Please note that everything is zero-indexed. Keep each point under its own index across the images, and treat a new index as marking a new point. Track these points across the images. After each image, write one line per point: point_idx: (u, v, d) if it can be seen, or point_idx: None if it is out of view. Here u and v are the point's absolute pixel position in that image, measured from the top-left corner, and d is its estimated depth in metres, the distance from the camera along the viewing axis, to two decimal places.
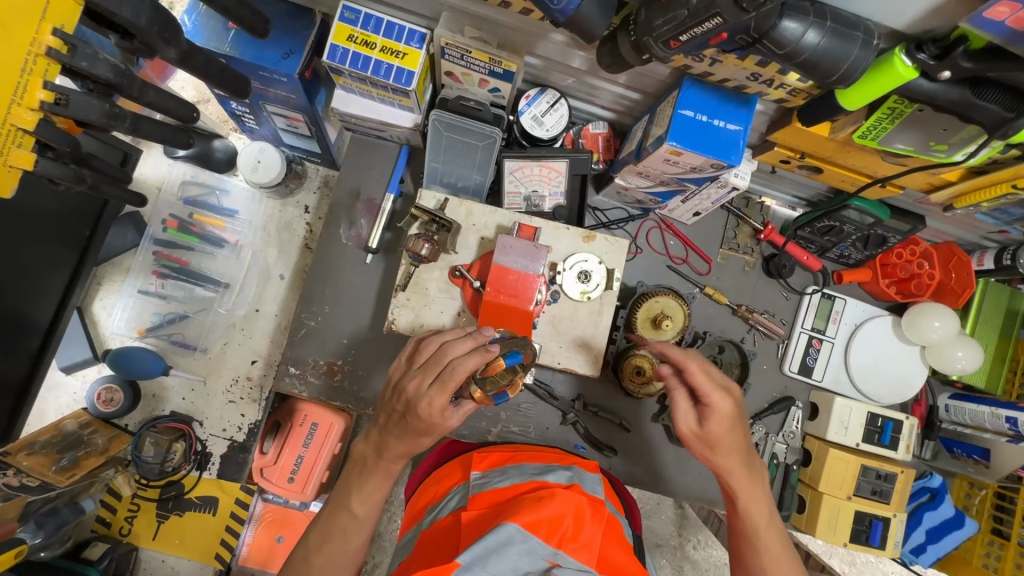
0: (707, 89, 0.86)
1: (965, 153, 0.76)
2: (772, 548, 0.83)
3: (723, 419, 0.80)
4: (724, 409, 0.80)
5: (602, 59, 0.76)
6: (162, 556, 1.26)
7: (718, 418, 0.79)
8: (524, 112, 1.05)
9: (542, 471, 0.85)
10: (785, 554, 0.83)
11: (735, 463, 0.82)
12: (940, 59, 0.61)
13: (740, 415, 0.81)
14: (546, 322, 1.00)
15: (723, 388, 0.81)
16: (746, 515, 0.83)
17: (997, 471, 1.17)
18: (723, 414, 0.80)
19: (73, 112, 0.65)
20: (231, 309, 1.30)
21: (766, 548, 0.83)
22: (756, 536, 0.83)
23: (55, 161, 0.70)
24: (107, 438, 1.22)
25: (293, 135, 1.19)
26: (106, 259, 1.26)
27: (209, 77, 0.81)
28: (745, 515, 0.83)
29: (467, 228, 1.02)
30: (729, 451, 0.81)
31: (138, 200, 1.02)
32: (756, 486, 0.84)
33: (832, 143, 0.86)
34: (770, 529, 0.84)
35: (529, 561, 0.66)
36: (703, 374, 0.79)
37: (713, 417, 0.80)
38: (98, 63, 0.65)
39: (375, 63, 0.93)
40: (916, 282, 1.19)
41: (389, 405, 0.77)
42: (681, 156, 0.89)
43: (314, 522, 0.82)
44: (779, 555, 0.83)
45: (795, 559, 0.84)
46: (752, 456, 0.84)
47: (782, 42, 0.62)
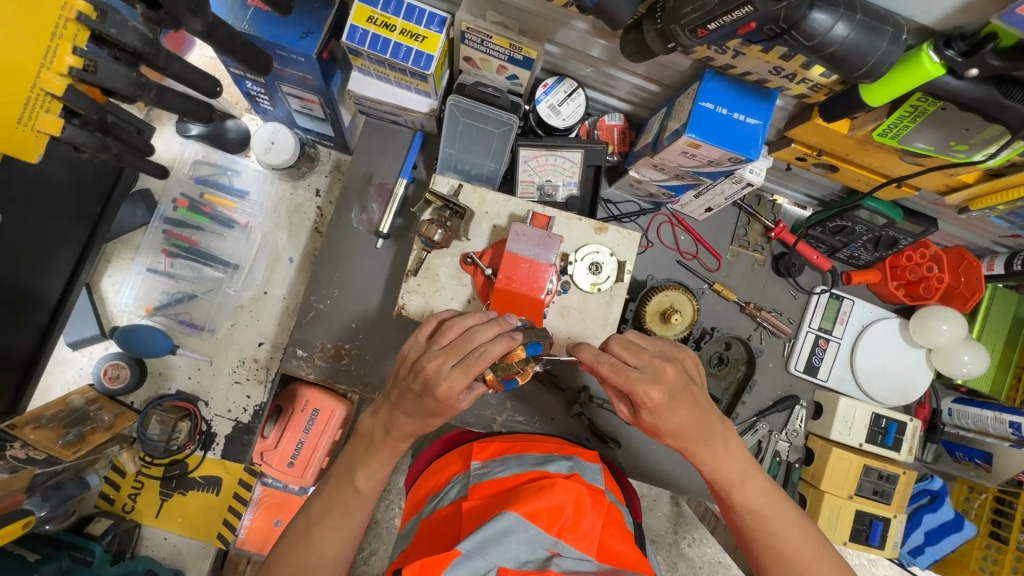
0: (728, 82, 0.86)
1: (985, 153, 0.76)
2: (751, 503, 0.80)
3: (656, 411, 0.74)
4: (653, 402, 0.73)
5: (625, 47, 0.77)
6: (164, 534, 1.26)
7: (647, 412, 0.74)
8: (541, 100, 1.05)
9: (543, 462, 0.85)
10: (768, 506, 0.80)
11: (689, 436, 0.77)
12: (968, 56, 0.62)
13: (674, 399, 0.74)
14: (556, 312, 1.00)
15: (652, 376, 0.74)
16: (716, 476, 0.79)
17: (998, 475, 1.17)
18: (655, 404, 0.74)
19: (100, 79, 0.66)
20: (240, 291, 1.30)
21: (745, 504, 0.80)
22: (731, 492, 0.80)
23: (80, 127, 0.71)
24: (113, 414, 1.22)
25: (307, 117, 1.19)
26: (115, 236, 1.26)
27: (232, 52, 0.81)
28: (716, 475, 0.79)
29: (479, 215, 1.01)
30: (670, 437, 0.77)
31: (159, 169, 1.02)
32: (717, 448, 0.78)
33: (850, 141, 0.86)
34: (747, 484, 0.80)
35: (529, 550, 0.66)
36: (623, 375, 0.73)
37: (646, 408, 0.75)
38: (127, 31, 0.66)
39: (394, 45, 0.92)
40: (924, 286, 1.20)
41: (404, 384, 0.77)
42: (699, 148, 0.88)
43: (317, 494, 0.82)
44: (761, 508, 0.80)
45: (780, 508, 0.80)
46: (706, 425, 0.77)
47: (811, 34, 0.61)
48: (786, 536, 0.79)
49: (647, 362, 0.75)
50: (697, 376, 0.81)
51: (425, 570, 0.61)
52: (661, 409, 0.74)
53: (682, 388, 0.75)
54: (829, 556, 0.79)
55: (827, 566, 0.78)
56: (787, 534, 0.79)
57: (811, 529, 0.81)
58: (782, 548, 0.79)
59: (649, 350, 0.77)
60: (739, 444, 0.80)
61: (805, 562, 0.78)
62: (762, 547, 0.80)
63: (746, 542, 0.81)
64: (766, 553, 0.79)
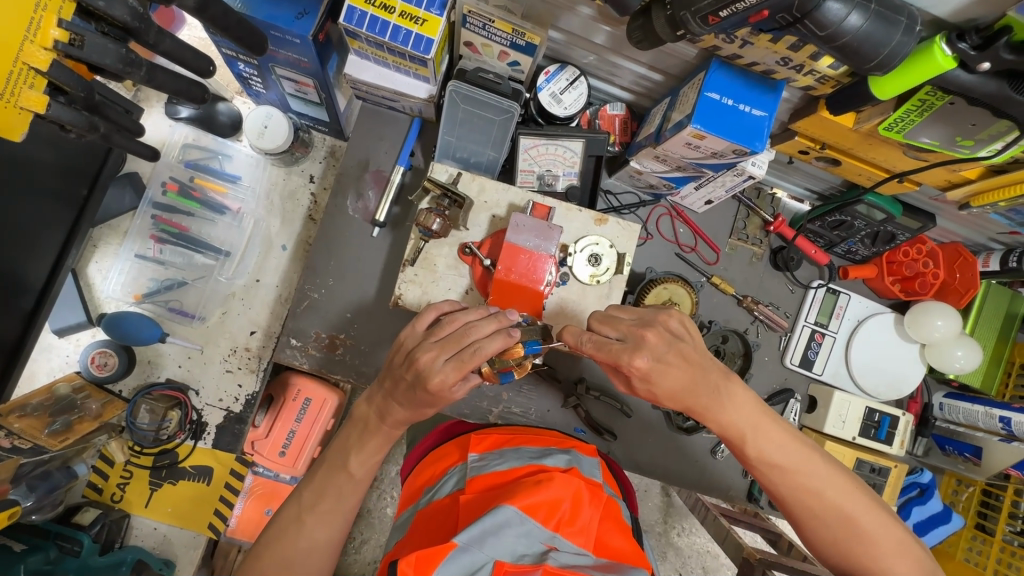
0: (734, 72, 0.84)
1: (990, 149, 0.76)
2: (770, 458, 0.76)
3: (646, 378, 0.74)
4: (643, 370, 0.73)
5: (632, 34, 0.75)
6: (154, 524, 1.24)
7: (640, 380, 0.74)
8: (543, 88, 1.03)
9: (541, 455, 0.84)
10: (789, 459, 0.76)
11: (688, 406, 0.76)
12: (981, 50, 0.61)
13: (662, 364, 0.74)
14: (555, 304, 0.98)
15: (635, 345, 0.74)
16: (724, 432, 0.78)
17: (988, 468, 1.20)
18: (643, 372, 0.73)
19: (86, 54, 0.63)
20: (232, 278, 1.27)
21: (763, 459, 0.77)
22: (744, 446, 0.77)
23: (67, 105, 0.68)
24: (101, 403, 1.19)
25: (301, 102, 1.15)
26: (102, 220, 1.22)
27: (226, 30, 0.78)
28: (724, 431, 0.78)
29: (478, 205, 1.00)
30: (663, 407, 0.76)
31: (150, 153, 0.99)
32: (721, 403, 0.76)
33: (855, 134, 0.85)
34: (762, 438, 0.76)
35: (526, 544, 0.66)
36: (609, 350, 0.74)
37: (637, 377, 0.74)
38: (115, 4, 0.62)
39: (393, 28, 0.89)
40: (919, 282, 1.21)
41: (397, 372, 0.75)
42: (703, 140, 0.87)
43: (309, 479, 0.80)
44: (781, 462, 0.76)
45: (803, 461, 0.76)
46: (704, 383, 0.76)
47: (824, 24, 0.60)
48: (814, 490, 0.75)
49: (633, 341, 0.75)
50: (688, 330, 0.79)
51: (421, 565, 0.60)
52: (652, 375, 0.73)
53: (668, 351, 0.75)
54: (864, 509, 0.75)
55: (863, 512, 0.74)
56: (814, 489, 0.75)
57: (842, 482, 0.76)
58: (810, 504, 0.75)
59: (629, 320, 0.78)
60: (743, 393, 0.78)
61: (838, 513, 0.74)
62: (792, 502, 0.76)
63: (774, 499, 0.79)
64: (794, 508, 0.77)
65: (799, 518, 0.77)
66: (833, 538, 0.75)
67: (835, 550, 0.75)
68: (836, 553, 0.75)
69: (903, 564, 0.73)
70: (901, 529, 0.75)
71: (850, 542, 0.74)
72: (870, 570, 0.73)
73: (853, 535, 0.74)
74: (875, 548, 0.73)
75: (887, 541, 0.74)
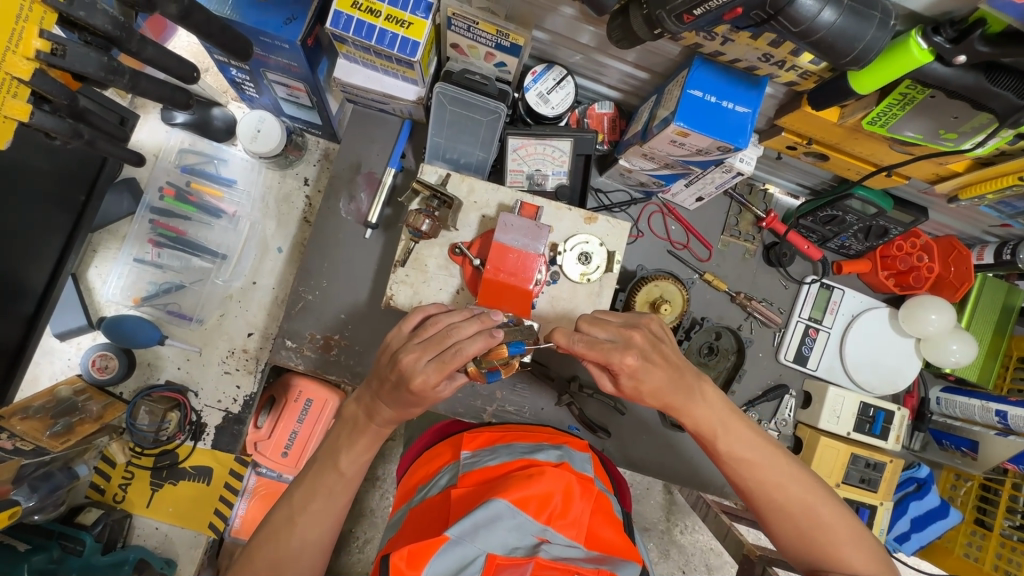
0: (717, 69, 0.85)
1: (974, 142, 0.76)
2: (737, 452, 0.78)
3: (633, 376, 0.74)
4: (629, 367, 0.74)
5: (612, 33, 0.76)
6: (155, 523, 1.26)
7: (626, 377, 0.75)
8: (530, 88, 1.04)
9: (532, 451, 0.85)
10: (756, 454, 0.78)
11: (671, 399, 0.77)
12: (956, 43, 0.61)
13: (647, 361, 0.75)
14: (545, 302, 0.99)
15: (623, 344, 0.75)
16: (697, 429, 0.79)
17: (984, 462, 1.18)
18: (631, 370, 0.74)
19: (70, 63, 0.65)
20: (229, 281, 1.29)
21: (731, 454, 0.78)
22: (715, 442, 0.79)
23: (50, 114, 0.70)
24: (102, 405, 1.22)
25: (294, 106, 1.17)
26: (101, 225, 1.24)
27: (210, 37, 0.80)
28: (697, 428, 0.79)
29: (468, 205, 1.00)
30: (648, 401, 0.77)
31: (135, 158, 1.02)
32: (696, 400, 0.78)
33: (840, 130, 0.85)
34: (729, 433, 0.78)
35: (518, 536, 0.67)
36: (598, 349, 0.74)
37: (623, 375, 0.75)
38: (96, 14, 0.64)
39: (379, 32, 0.90)
40: (914, 276, 1.19)
41: (383, 372, 0.76)
42: (687, 137, 0.88)
43: (300, 480, 0.81)
44: (749, 456, 0.78)
45: (768, 455, 0.78)
46: (679, 382, 0.77)
47: (798, 19, 0.61)
48: (778, 484, 0.76)
49: (617, 340, 0.76)
50: (664, 336, 0.81)
51: (413, 560, 0.61)
52: (638, 372, 0.74)
53: (652, 349, 0.76)
54: (824, 502, 0.76)
55: (825, 509, 0.75)
56: (779, 483, 0.76)
57: (804, 477, 0.77)
58: (776, 497, 0.76)
59: (614, 322, 0.79)
60: (714, 393, 0.80)
61: (803, 507, 0.75)
62: (760, 498, 0.77)
63: (742, 495, 0.79)
64: (761, 504, 0.77)
65: (767, 514, 0.77)
66: (798, 531, 0.75)
67: (800, 542, 0.75)
68: (802, 548, 0.75)
69: (864, 557, 0.73)
70: (858, 523, 0.76)
71: (813, 533, 0.74)
72: (834, 562, 0.73)
73: (815, 525, 0.74)
74: (837, 536, 0.73)
75: (848, 533, 0.74)
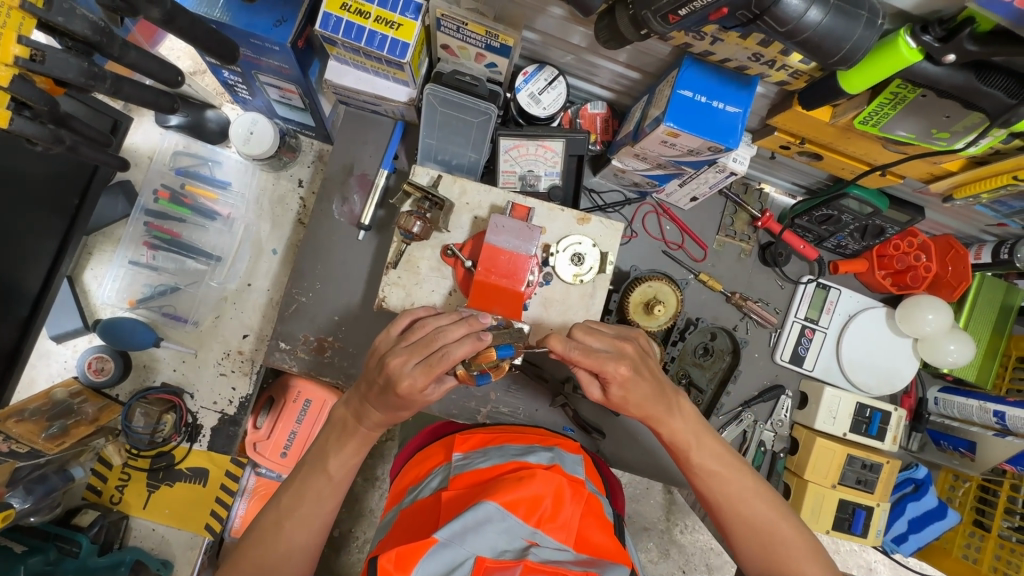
0: (708, 69, 0.84)
1: (966, 142, 0.75)
2: (707, 465, 0.80)
3: (623, 383, 0.74)
4: (621, 374, 0.74)
5: (600, 33, 0.75)
6: (152, 525, 1.26)
7: (616, 386, 0.75)
8: (521, 89, 1.03)
9: (523, 453, 0.84)
10: (725, 468, 0.80)
11: (652, 407, 0.77)
12: (945, 42, 0.60)
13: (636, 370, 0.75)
14: (537, 303, 0.99)
15: (616, 354, 0.75)
16: (673, 440, 0.80)
17: (982, 463, 1.16)
18: (622, 379, 0.75)
19: (50, 68, 0.65)
20: (223, 282, 1.29)
21: (701, 467, 0.80)
22: (688, 454, 0.80)
23: (32, 120, 0.70)
24: (98, 407, 1.22)
25: (286, 107, 1.17)
26: (96, 228, 1.25)
27: (196, 40, 0.80)
28: (673, 438, 0.80)
29: (460, 206, 1.00)
30: (638, 403, 0.77)
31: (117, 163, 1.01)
32: (674, 415, 0.79)
33: (833, 129, 0.85)
34: (700, 447, 0.80)
35: (507, 539, 0.67)
36: (594, 357, 0.73)
37: (614, 384, 0.75)
38: (75, 19, 0.64)
39: (369, 33, 0.90)
40: (911, 275, 1.19)
41: (371, 376, 0.76)
42: (678, 137, 0.87)
43: (288, 483, 0.81)
44: (718, 469, 0.80)
45: (734, 470, 0.80)
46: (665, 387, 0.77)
47: (783, 20, 0.60)
48: (743, 497, 0.79)
49: (604, 346, 0.76)
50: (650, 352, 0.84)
51: (401, 562, 0.61)
52: (627, 380, 0.74)
53: (641, 362, 0.77)
54: (784, 516, 0.79)
55: (785, 525, 0.78)
56: (744, 496, 0.79)
57: (769, 494, 0.80)
58: (742, 511, 0.78)
59: (608, 331, 0.79)
60: (690, 406, 0.81)
61: (765, 521, 0.78)
62: (725, 510, 0.79)
63: (709, 508, 0.81)
64: (726, 516, 0.79)
65: (730, 526, 0.79)
66: (759, 545, 0.77)
67: (760, 555, 0.77)
68: (761, 561, 0.77)
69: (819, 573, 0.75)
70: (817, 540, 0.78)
71: (772, 546, 0.77)
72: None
73: (776, 540, 0.77)
74: (794, 550, 0.76)
75: (806, 549, 0.76)
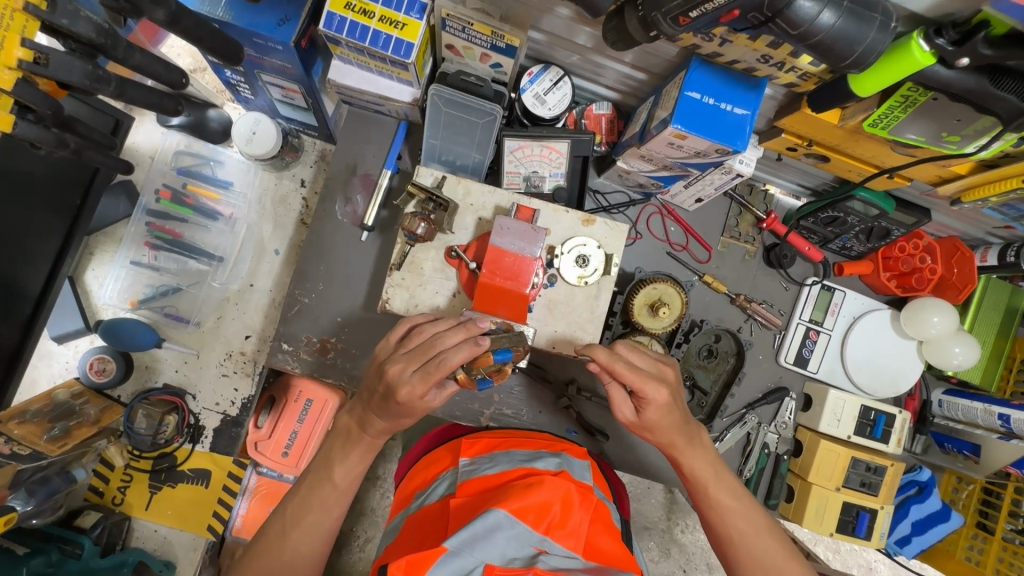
0: (715, 71, 0.83)
1: (977, 145, 0.75)
2: (723, 499, 0.82)
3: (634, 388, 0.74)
4: (659, 399, 0.77)
5: (607, 35, 0.74)
6: (154, 526, 1.26)
7: (652, 409, 0.77)
8: (526, 89, 1.02)
9: (530, 459, 0.84)
10: (740, 504, 0.82)
11: (676, 439, 0.81)
12: (958, 45, 0.60)
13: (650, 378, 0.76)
14: (542, 305, 0.98)
15: (657, 376, 0.78)
16: (693, 473, 0.83)
17: (986, 466, 1.17)
18: (660, 403, 0.77)
19: (53, 72, 0.65)
20: (226, 283, 1.29)
21: (717, 502, 0.82)
22: (706, 488, 0.82)
23: (36, 123, 0.70)
24: (99, 408, 1.22)
25: (289, 107, 1.16)
26: (97, 228, 1.24)
27: (199, 41, 0.79)
28: (692, 472, 0.83)
29: (464, 208, 1.00)
30: (668, 427, 0.80)
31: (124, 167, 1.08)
32: (695, 448, 0.82)
33: (841, 132, 0.84)
34: (716, 482, 0.83)
35: (516, 547, 0.65)
36: (640, 374, 0.75)
37: (650, 407, 0.77)
38: (79, 22, 0.64)
39: (373, 33, 0.89)
40: (916, 277, 1.17)
41: (371, 386, 0.78)
42: (685, 140, 0.86)
43: (294, 492, 0.81)
44: (733, 505, 0.82)
45: (747, 506, 0.82)
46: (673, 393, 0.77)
47: (796, 22, 0.59)
48: (755, 532, 0.81)
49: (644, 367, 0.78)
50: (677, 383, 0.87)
51: (412, 567, 0.61)
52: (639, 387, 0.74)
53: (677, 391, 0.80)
54: (793, 555, 0.80)
55: (794, 563, 0.79)
56: (757, 532, 0.81)
57: (779, 532, 0.82)
58: (754, 546, 0.80)
59: (648, 354, 0.81)
60: (709, 443, 0.85)
61: (776, 557, 0.79)
62: (738, 544, 0.81)
63: (720, 544, 0.82)
64: (738, 553, 0.80)
65: (740, 561, 0.80)
66: None
67: None
68: None
69: None
70: None
71: None
72: None
73: None
74: None
75: None
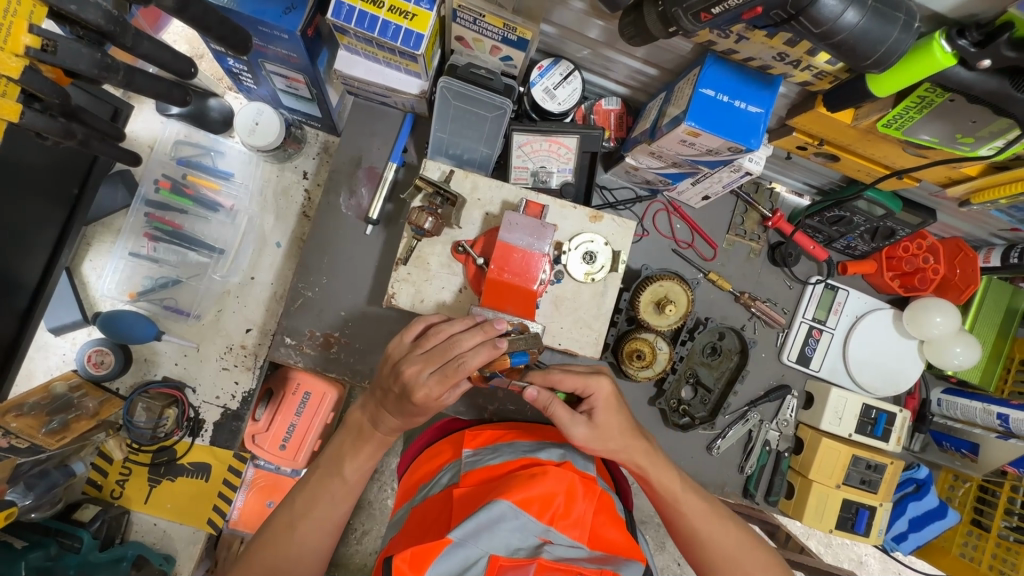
0: (729, 67, 0.82)
1: (991, 147, 0.75)
2: (693, 504, 0.87)
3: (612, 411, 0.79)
4: (604, 393, 0.86)
5: (624, 30, 0.74)
6: (154, 519, 1.25)
7: (601, 406, 0.85)
8: (536, 83, 1.01)
9: (535, 449, 0.84)
10: (707, 506, 0.88)
11: (639, 457, 0.87)
12: (981, 47, 0.60)
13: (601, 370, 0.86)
14: (549, 302, 0.98)
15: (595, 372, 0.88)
16: (660, 485, 0.87)
17: (985, 465, 1.18)
18: (606, 397, 0.86)
19: (61, 59, 0.64)
20: (226, 276, 1.27)
21: (687, 505, 0.87)
22: (677, 501, 0.87)
23: (42, 112, 0.70)
24: (98, 401, 1.20)
25: (292, 97, 1.14)
26: (96, 218, 1.22)
27: (207, 29, 0.77)
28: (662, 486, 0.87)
29: (471, 202, 0.99)
30: (619, 432, 0.86)
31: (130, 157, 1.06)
32: (658, 457, 0.89)
33: (854, 131, 0.83)
34: (683, 487, 0.88)
35: (521, 537, 0.65)
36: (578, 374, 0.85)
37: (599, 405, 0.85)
38: (88, 8, 0.62)
39: (382, 23, 0.88)
40: (919, 277, 1.19)
41: (384, 384, 0.77)
42: (698, 137, 0.86)
43: (301, 487, 0.81)
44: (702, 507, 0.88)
45: (713, 508, 0.88)
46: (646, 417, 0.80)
47: (819, 20, 0.59)
48: (724, 531, 0.86)
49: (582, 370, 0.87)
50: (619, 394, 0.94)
51: (416, 562, 0.59)
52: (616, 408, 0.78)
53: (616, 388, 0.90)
54: (759, 546, 0.87)
55: (761, 555, 0.86)
56: (725, 529, 0.86)
57: (745, 529, 0.88)
58: (724, 544, 0.85)
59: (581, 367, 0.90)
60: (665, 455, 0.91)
61: (744, 550, 0.85)
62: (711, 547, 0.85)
63: (696, 550, 0.87)
64: (710, 552, 0.85)
65: (714, 562, 0.85)
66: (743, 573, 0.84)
67: None
68: None
69: None
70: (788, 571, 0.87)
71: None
72: None
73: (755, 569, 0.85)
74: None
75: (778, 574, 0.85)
